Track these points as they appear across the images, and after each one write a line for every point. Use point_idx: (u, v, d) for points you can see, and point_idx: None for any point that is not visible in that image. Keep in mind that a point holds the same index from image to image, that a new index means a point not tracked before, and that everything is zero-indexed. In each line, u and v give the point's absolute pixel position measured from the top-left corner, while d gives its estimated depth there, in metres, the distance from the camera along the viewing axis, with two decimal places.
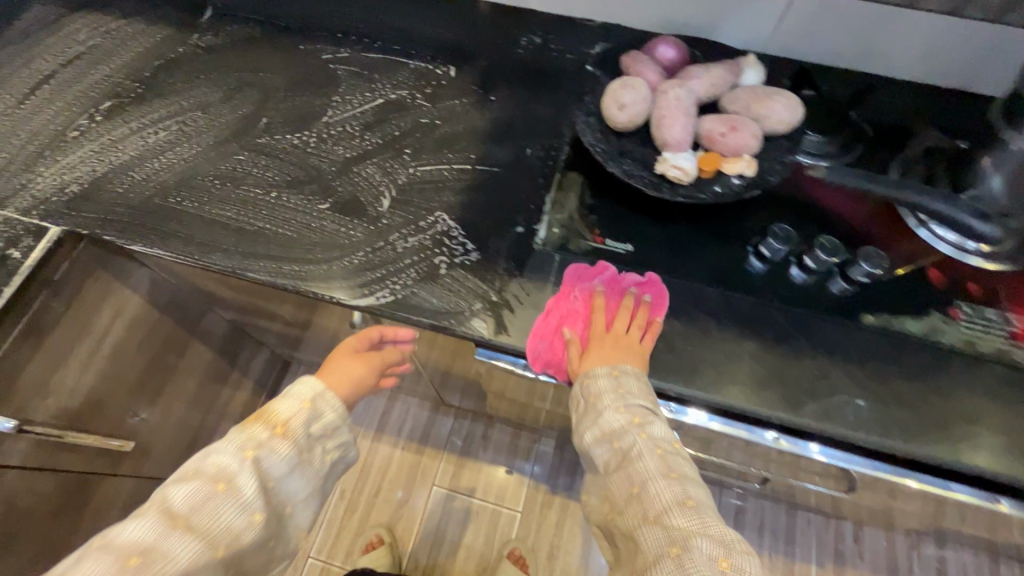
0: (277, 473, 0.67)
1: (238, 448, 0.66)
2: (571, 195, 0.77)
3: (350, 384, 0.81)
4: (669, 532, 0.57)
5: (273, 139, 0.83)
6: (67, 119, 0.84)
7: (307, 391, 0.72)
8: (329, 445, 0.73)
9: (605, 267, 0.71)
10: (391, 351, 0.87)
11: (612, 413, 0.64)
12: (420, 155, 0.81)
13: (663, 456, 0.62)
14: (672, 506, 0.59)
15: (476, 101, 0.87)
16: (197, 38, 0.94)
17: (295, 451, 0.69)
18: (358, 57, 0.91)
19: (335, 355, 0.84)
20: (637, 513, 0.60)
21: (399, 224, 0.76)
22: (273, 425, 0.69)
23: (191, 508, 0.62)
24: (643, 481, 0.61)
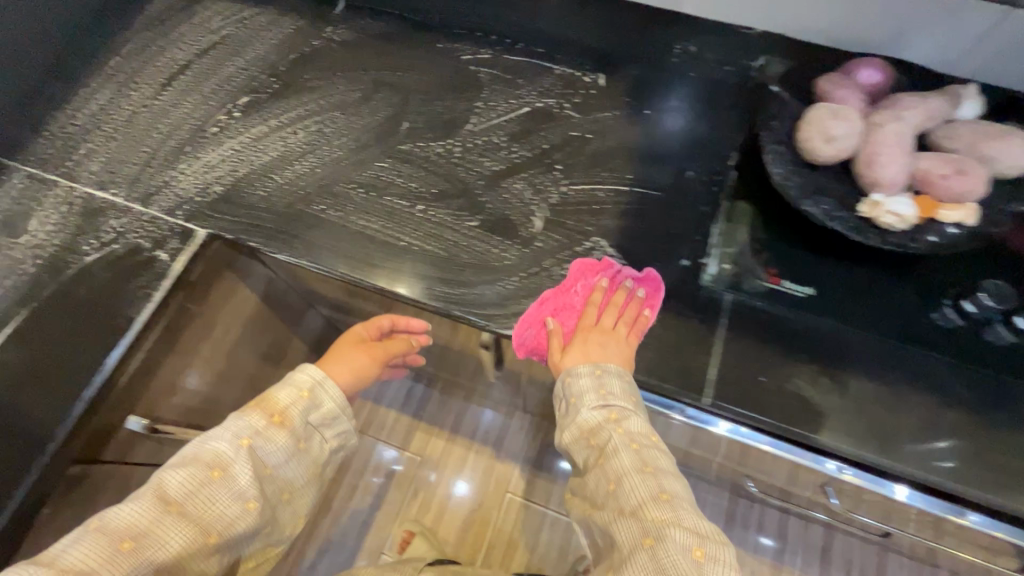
0: (274, 461, 0.64)
1: (234, 436, 0.63)
2: (740, 228, 0.71)
3: (352, 374, 0.78)
4: (643, 522, 0.54)
5: (416, 147, 0.78)
6: (205, 114, 0.82)
7: (306, 379, 0.69)
8: (327, 436, 0.70)
9: (610, 263, 0.69)
10: (398, 341, 0.84)
11: (589, 410, 0.60)
12: (572, 172, 0.76)
13: (638, 449, 0.58)
14: (648, 501, 0.55)
15: (629, 115, 0.80)
16: (331, 30, 0.89)
17: (293, 440, 0.66)
18: (500, 59, 0.85)
19: (339, 343, 0.82)
20: (609, 510, 0.57)
21: (553, 249, 0.71)
22: (270, 413, 0.66)
23: (184, 494, 0.59)
24: (618, 475, 0.57)
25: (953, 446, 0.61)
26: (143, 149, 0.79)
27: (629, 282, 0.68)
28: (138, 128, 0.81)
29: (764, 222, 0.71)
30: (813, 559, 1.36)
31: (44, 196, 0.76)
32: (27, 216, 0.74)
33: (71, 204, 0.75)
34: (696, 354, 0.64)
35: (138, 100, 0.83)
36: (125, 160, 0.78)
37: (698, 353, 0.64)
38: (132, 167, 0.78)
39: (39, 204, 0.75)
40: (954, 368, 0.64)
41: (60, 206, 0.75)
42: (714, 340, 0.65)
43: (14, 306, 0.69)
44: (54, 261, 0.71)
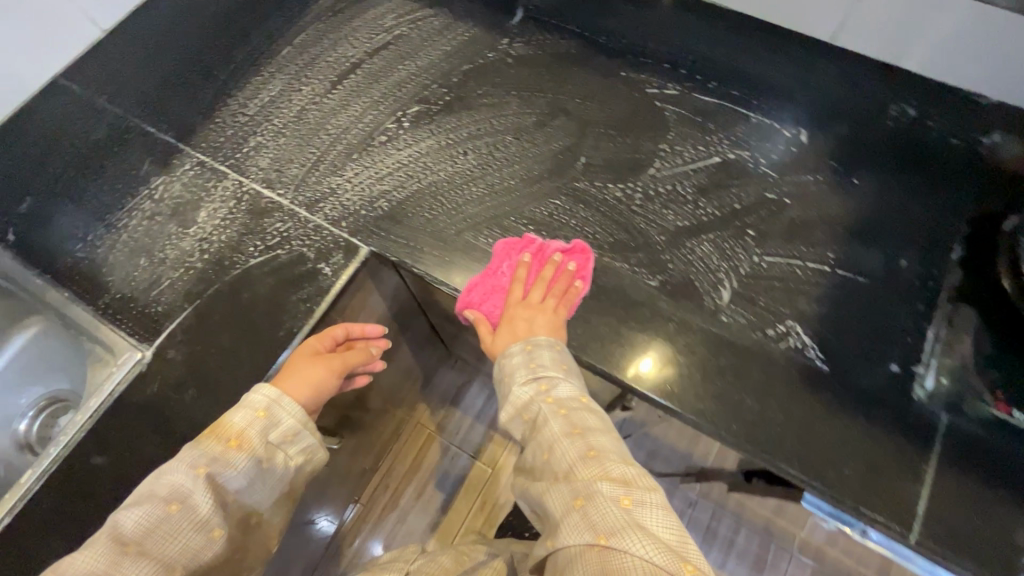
0: (236, 486, 0.55)
1: (190, 465, 0.53)
2: (963, 336, 0.62)
3: (309, 393, 0.62)
4: (572, 484, 0.51)
5: (593, 187, 0.73)
6: (374, 120, 0.79)
7: (261, 398, 0.58)
8: (291, 452, 0.59)
9: (531, 238, 0.68)
10: (359, 352, 0.67)
11: (521, 387, 0.59)
12: (766, 241, 0.68)
13: (564, 415, 0.56)
14: (577, 462, 0.53)
15: (833, 181, 0.72)
16: (507, 42, 0.84)
17: (256, 463, 0.56)
18: (689, 98, 0.78)
19: (287, 359, 0.64)
20: (546, 481, 0.54)
21: (744, 328, 0.64)
22: (227, 437, 0.56)
23: (142, 533, 0.50)
24: (553, 447, 0.55)
25: None
26: (311, 150, 0.77)
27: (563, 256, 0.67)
28: (306, 127, 0.79)
29: (995, 337, 0.62)
30: None
31: (214, 186, 0.75)
32: (195, 205, 0.73)
33: (239, 200, 0.73)
34: (901, 479, 0.57)
35: (307, 96, 0.81)
36: (291, 160, 0.76)
37: (904, 478, 0.57)
38: (298, 167, 0.76)
39: (209, 195, 0.74)
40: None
41: (228, 200, 0.74)
42: (924, 465, 0.57)
43: (178, 300, 0.68)
44: (220, 258, 0.70)
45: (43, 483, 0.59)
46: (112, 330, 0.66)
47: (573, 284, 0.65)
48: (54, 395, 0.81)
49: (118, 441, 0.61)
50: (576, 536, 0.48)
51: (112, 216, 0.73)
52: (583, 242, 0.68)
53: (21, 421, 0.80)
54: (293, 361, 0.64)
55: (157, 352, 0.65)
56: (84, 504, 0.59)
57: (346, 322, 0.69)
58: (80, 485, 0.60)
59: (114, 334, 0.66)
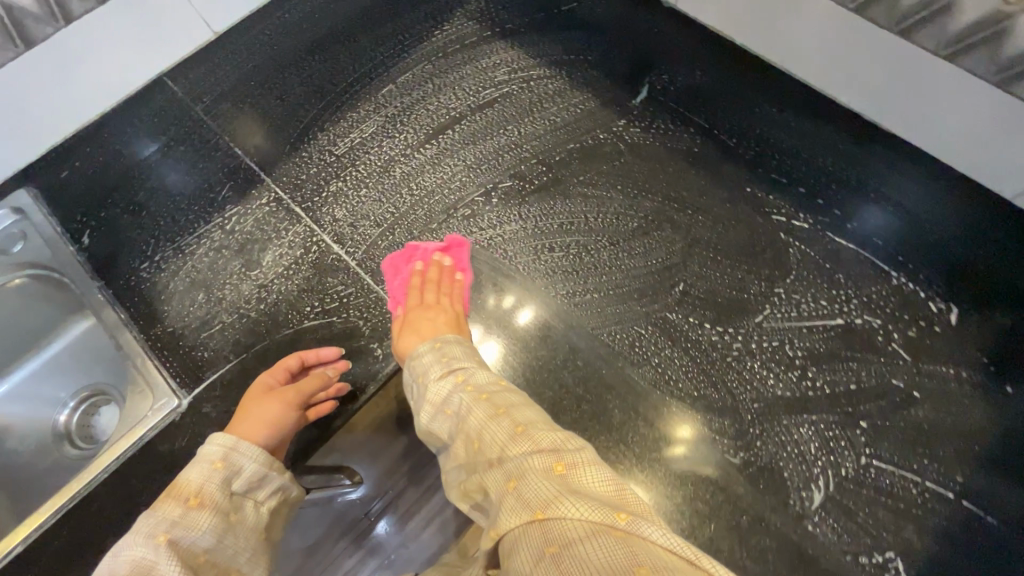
0: (206, 546, 0.43)
1: (148, 533, 0.42)
2: None
3: (266, 432, 0.56)
4: (506, 467, 0.42)
5: (687, 322, 0.64)
6: (462, 188, 0.72)
7: (215, 447, 0.50)
8: (261, 498, 0.50)
9: (413, 246, 0.68)
10: (315, 377, 0.61)
11: (434, 380, 0.51)
12: (880, 440, 0.57)
13: (481, 401, 0.47)
14: (506, 442, 0.43)
15: (981, 384, 0.59)
16: (624, 125, 0.75)
17: (222, 518, 0.46)
18: (821, 236, 0.67)
19: (242, 403, 0.59)
20: (483, 467, 0.43)
21: (832, 546, 0.54)
22: (186, 496, 0.46)
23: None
24: (479, 429, 0.45)
25: None
26: (389, 209, 0.72)
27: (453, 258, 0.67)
28: (389, 181, 0.73)
29: None
30: None
31: (286, 228, 0.71)
32: (262, 246, 0.70)
33: (307, 250, 0.70)
34: None
35: (397, 146, 0.76)
36: (367, 216, 0.71)
37: None
38: (373, 226, 0.71)
39: (278, 236, 0.71)
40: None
41: (297, 247, 0.70)
42: None
43: (224, 350, 0.65)
44: (276, 312, 0.67)
45: (57, 520, 0.58)
46: (151, 366, 0.64)
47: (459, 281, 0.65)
48: (96, 387, 0.70)
49: (136, 492, 0.59)
50: (513, 518, 0.38)
51: (182, 239, 0.72)
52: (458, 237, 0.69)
53: (60, 410, 0.69)
54: (251, 401, 0.59)
55: (194, 403, 0.63)
56: (88, 552, 0.57)
57: (302, 350, 0.63)
58: (90, 532, 0.58)
59: (154, 369, 0.64)
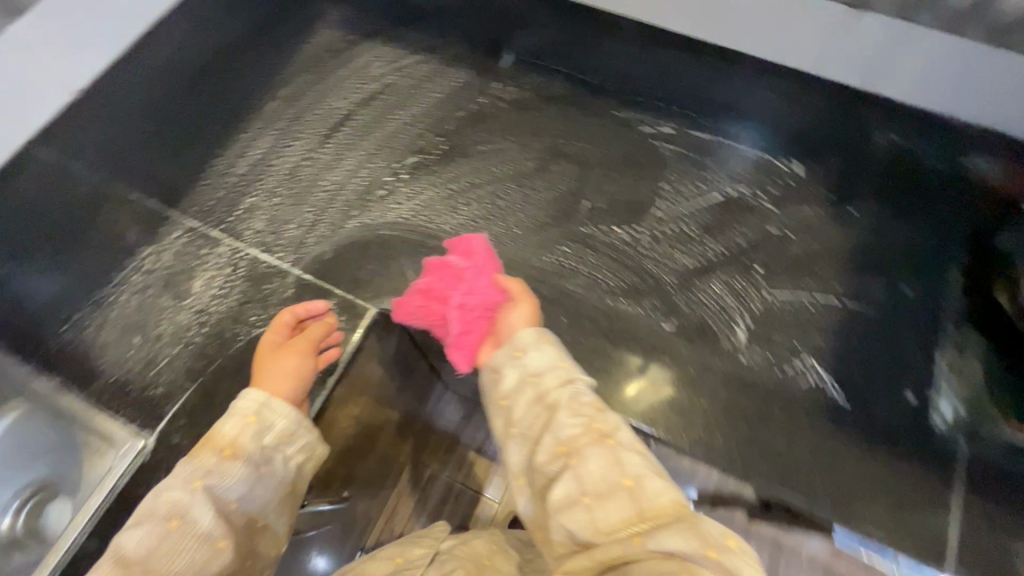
0: (235, 494, 0.47)
1: (184, 479, 0.46)
2: (973, 362, 0.64)
3: (291, 384, 0.57)
4: (670, 501, 0.39)
5: (599, 231, 0.73)
6: (371, 174, 0.77)
7: (249, 402, 0.51)
8: (291, 450, 0.51)
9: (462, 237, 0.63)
10: (318, 326, 0.62)
11: (571, 373, 0.46)
12: (773, 277, 0.69)
13: (647, 455, 0.42)
14: (669, 485, 0.40)
15: (832, 212, 0.73)
16: (498, 87, 0.83)
17: (254, 468, 0.48)
18: (684, 135, 0.79)
19: (255, 366, 0.59)
20: (620, 500, 0.39)
21: (762, 368, 0.64)
22: (220, 447, 0.48)
23: (142, 554, 0.43)
24: (637, 469, 0.40)
25: None
26: (306, 209, 0.75)
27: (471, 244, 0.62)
28: (298, 185, 0.76)
29: (1006, 361, 0.63)
30: None
31: (208, 253, 0.72)
32: (189, 276, 0.71)
33: (236, 268, 0.71)
34: (922, 506, 0.58)
35: (298, 152, 0.79)
36: (288, 221, 0.74)
37: (924, 506, 0.58)
38: (295, 228, 0.73)
39: (202, 263, 0.72)
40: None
41: (225, 267, 0.71)
42: (939, 488, 0.59)
43: (178, 381, 0.66)
44: (221, 331, 0.68)
45: None
46: (106, 419, 0.63)
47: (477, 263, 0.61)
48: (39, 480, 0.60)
49: None
50: (679, 539, 0.36)
51: (98, 293, 0.70)
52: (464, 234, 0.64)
53: (1, 516, 0.59)
54: (263, 359, 0.59)
55: (161, 438, 0.63)
56: None
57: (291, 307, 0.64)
58: None
59: (109, 422, 0.63)
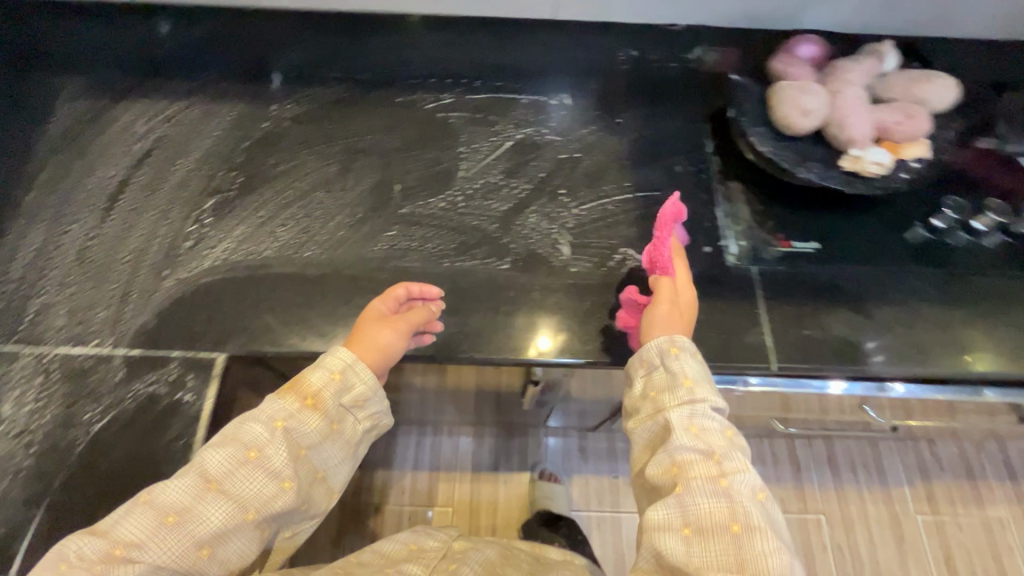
0: (308, 442, 0.57)
1: (269, 418, 0.56)
2: (741, 205, 0.78)
3: (378, 357, 0.62)
4: (757, 547, 0.51)
5: (418, 206, 0.77)
6: (171, 229, 0.74)
7: (337, 360, 0.59)
8: (360, 416, 0.61)
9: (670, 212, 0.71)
10: (421, 310, 0.66)
11: (711, 409, 0.57)
12: (576, 193, 0.79)
13: (758, 503, 0.53)
14: (765, 537, 0.51)
15: (604, 126, 0.85)
16: (276, 108, 0.84)
17: (326, 424, 0.58)
18: (464, 101, 0.86)
19: (356, 325, 0.65)
20: (722, 538, 0.51)
21: (591, 269, 0.73)
22: (303, 395, 0.58)
23: (223, 474, 0.54)
24: (748, 520, 0.52)
25: (853, 338, 0.70)
26: (111, 286, 0.69)
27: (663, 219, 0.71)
28: (93, 266, 0.71)
29: (759, 196, 0.78)
30: (824, 469, 1.54)
31: (9, 370, 0.65)
32: None
33: (49, 372, 0.64)
34: (745, 328, 0.70)
35: (81, 234, 0.73)
36: (94, 305, 0.68)
37: (746, 326, 0.70)
38: (105, 309, 0.68)
39: (5, 382, 0.64)
40: (958, 276, 0.75)
41: (34, 376, 0.64)
42: (751, 309, 0.71)
43: (21, 512, 0.59)
44: (55, 442, 0.61)
45: None
46: None
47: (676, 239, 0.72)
48: None
49: None
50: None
51: None
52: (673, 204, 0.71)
53: None
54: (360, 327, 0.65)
55: None
56: None
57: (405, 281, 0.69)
58: None
59: None
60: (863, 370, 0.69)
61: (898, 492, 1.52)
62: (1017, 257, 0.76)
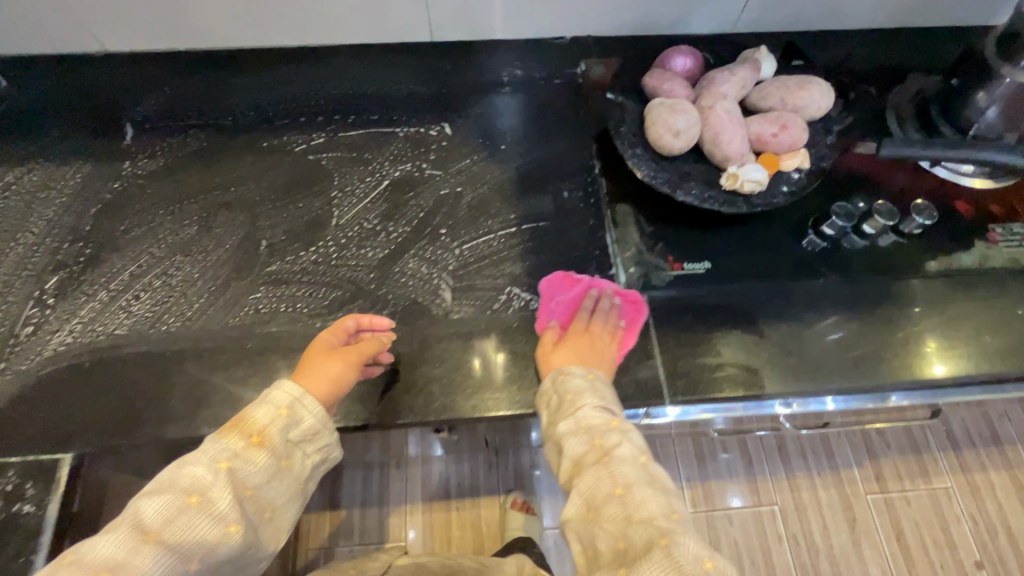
0: (254, 481, 0.53)
1: (211, 458, 0.52)
2: (630, 228, 0.74)
3: (326, 387, 0.60)
4: (642, 505, 0.52)
5: (287, 262, 0.71)
6: (10, 314, 0.67)
7: (284, 395, 0.57)
8: (309, 451, 0.58)
9: (568, 278, 0.71)
10: (371, 340, 0.64)
11: (592, 407, 0.59)
12: (458, 231, 0.74)
13: (639, 468, 0.55)
14: (648, 497, 0.52)
15: (487, 154, 0.81)
16: (131, 165, 0.77)
17: (273, 462, 0.55)
18: (337, 139, 0.81)
19: (304, 358, 0.63)
20: (610, 505, 0.53)
21: (476, 314, 0.69)
22: (249, 433, 0.54)
23: (162, 522, 0.48)
24: (626, 479, 0.54)
25: (748, 362, 0.68)
26: None
27: (553, 291, 0.70)
28: None
29: (649, 217, 0.75)
30: (775, 459, 1.53)
31: None
32: None
33: None
34: (637, 362, 0.67)
35: None
36: None
37: (638, 361, 0.67)
38: None
39: None
40: (850, 285, 0.74)
41: None
42: (643, 341, 0.68)
43: None
44: None
45: None
46: None
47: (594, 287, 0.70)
48: None
49: None
50: (643, 538, 0.49)
51: None
52: (561, 273, 0.71)
53: None
54: (309, 358, 0.63)
55: None
56: None
57: (354, 313, 0.67)
58: None
59: None
60: (760, 394, 0.67)
61: (848, 475, 1.52)
62: (908, 258, 0.75)
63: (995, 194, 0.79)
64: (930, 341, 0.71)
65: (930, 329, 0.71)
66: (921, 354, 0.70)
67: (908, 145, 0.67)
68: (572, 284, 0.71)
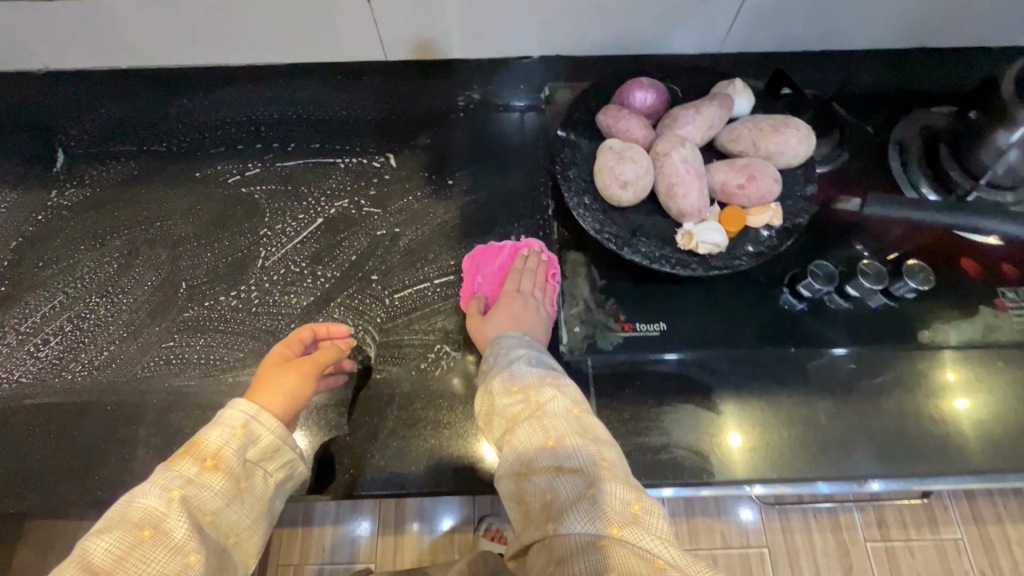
0: (214, 506, 0.46)
1: (162, 488, 0.44)
2: (580, 279, 0.66)
3: (285, 403, 0.53)
4: (574, 452, 0.45)
5: (205, 308, 0.67)
6: None
7: (240, 414, 0.50)
8: (271, 468, 0.50)
9: (490, 248, 0.70)
10: (330, 347, 0.60)
11: (525, 365, 0.54)
12: (392, 278, 0.69)
13: (574, 419, 0.49)
14: (581, 446, 0.46)
15: (432, 191, 0.74)
16: (59, 194, 0.74)
17: (234, 485, 0.47)
18: (272, 169, 0.76)
19: (260, 375, 0.56)
20: (541, 456, 0.46)
21: (400, 374, 0.63)
22: (202, 456, 0.47)
23: (112, 562, 0.40)
24: (558, 432, 0.47)
25: (696, 444, 0.60)
26: None
27: (477, 266, 0.68)
28: None
29: (602, 267, 0.66)
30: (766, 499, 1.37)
31: None
32: None
33: None
34: None
35: None
36: None
37: None
38: None
39: None
40: (830, 354, 0.65)
41: None
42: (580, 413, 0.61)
43: None
44: None
45: None
46: None
47: (521, 251, 0.69)
48: None
49: None
50: (572, 489, 0.43)
51: None
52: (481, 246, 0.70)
53: None
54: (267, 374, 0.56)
55: None
56: None
57: (313, 324, 0.63)
58: None
59: None
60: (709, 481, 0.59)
61: (848, 520, 1.34)
62: (902, 324, 0.65)
63: (1008, 249, 0.68)
64: (913, 425, 0.62)
65: (915, 412, 0.62)
66: (901, 443, 0.61)
67: (892, 204, 0.58)
68: (495, 255, 0.69)
